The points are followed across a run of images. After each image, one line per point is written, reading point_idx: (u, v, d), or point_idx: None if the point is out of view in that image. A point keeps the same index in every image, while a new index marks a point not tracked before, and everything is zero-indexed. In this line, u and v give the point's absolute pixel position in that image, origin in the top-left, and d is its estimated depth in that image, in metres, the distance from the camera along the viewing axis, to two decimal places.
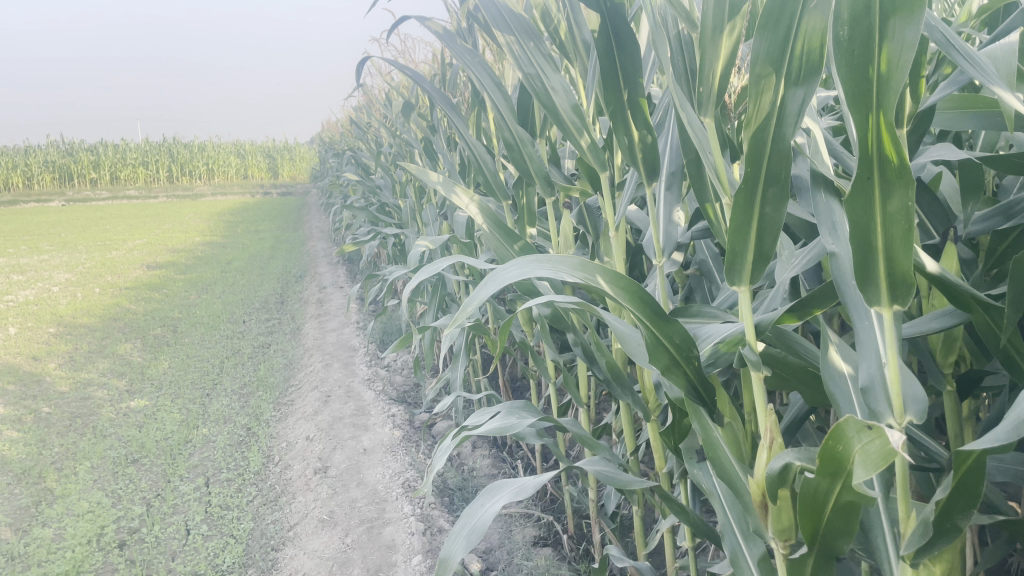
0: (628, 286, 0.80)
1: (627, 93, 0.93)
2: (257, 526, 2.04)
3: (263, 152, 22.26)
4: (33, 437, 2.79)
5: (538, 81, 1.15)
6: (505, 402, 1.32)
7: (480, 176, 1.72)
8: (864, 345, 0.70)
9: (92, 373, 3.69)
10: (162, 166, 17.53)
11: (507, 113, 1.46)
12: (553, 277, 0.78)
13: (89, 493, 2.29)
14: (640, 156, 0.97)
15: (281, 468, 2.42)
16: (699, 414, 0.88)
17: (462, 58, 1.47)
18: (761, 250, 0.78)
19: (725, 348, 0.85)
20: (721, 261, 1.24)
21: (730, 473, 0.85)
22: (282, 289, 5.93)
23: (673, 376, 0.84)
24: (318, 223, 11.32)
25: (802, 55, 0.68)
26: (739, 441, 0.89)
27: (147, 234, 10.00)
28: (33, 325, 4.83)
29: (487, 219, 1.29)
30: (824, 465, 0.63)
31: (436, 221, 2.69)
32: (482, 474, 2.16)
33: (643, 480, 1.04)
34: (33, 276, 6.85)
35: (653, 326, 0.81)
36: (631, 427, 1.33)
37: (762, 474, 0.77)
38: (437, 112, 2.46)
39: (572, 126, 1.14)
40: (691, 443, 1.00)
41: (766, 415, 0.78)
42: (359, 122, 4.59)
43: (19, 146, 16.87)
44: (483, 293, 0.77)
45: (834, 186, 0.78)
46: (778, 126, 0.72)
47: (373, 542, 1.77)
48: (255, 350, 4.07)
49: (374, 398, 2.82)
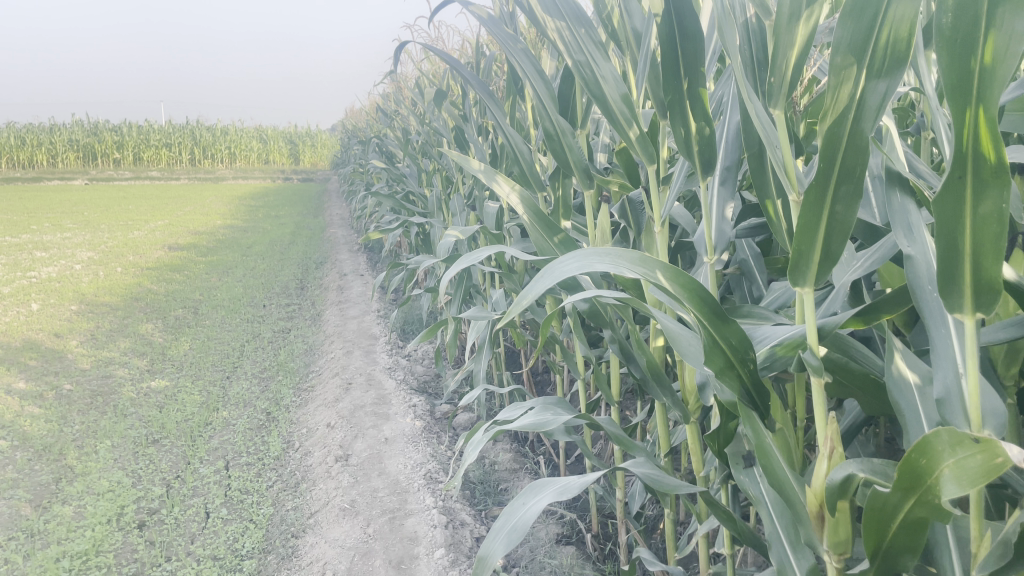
0: (689, 284, 0.76)
1: (687, 83, 0.91)
2: (277, 512, 2.02)
3: (286, 138, 22.30)
4: (54, 414, 2.80)
5: (588, 69, 1.12)
6: (539, 397, 1.29)
7: (517, 166, 1.69)
8: (939, 353, 0.67)
9: (114, 352, 3.70)
10: (185, 149, 17.60)
11: (548, 101, 1.42)
12: (612, 271, 0.75)
13: (109, 472, 2.29)
14: (697, 149, 0.93)
15: (301, 455, 2.40)
16: (752, 419, 0.84)
17: (504, 44, 1.44)
18: (829, 251, 0.74)
19: (783, 351, 0.81)
20: (763, 261, 1.19)
21: (782, 482, 0.82)
22: (302, 274, 5.92)
23: (727, 378, 0.81)
24: (338, 210, 11.32)
25: (886, 46, 0.65)
26: (790, 447, 0.85)
27: (169, 215, 10.05)
28: (55, 301, 4.86)
29: (528, 208, 1.26)
30: (902, 473, 0.60)
31: (463, 211, 2.66)
32: (504, 469, 2.14)
33: (689, 484, 0.99)
34: (55, 253, 6.89)
35: (712, 326, 0.78)
36: (665, 425, 1.28)
37: (820, 484, 0.74)
38: (470, 100, 2.42)
39: (621, 116, 1.11)
40: (737, 449, 0.97)
41: (826, 423, 0.75)
42: (386, 110, 4.57)
43: (45, 124, 16.99)
44: (539, 286, 0.74)
45: (909, 185, 0.76)
46: (855, 119, 0.68)
47: (394, 533, 1.75)
48: (275, 335, 4.06)
49: (395, 387, 2.80)
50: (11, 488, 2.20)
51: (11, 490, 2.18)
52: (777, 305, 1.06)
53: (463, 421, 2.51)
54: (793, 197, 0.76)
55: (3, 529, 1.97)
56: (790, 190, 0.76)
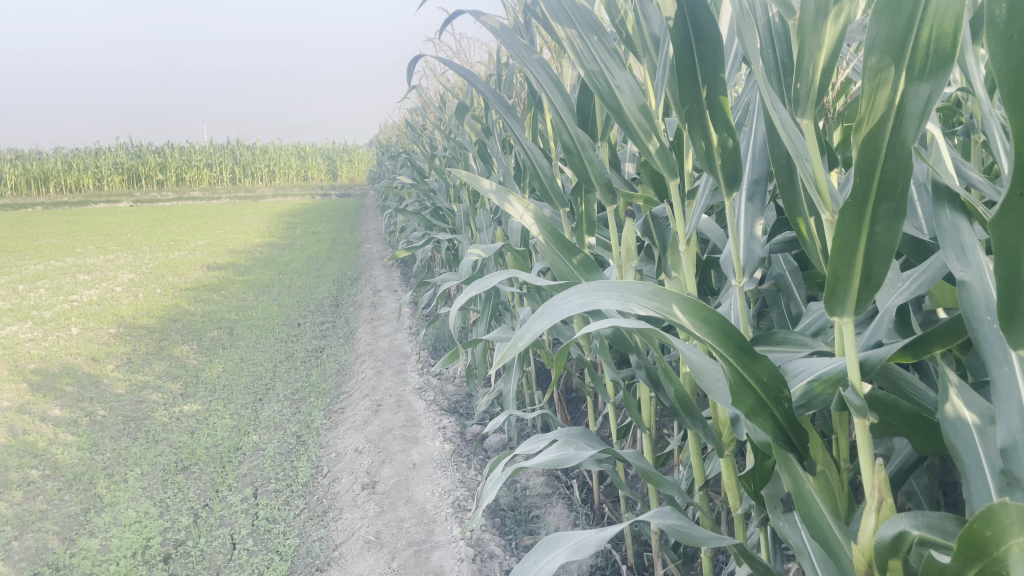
0: (708, 317, 0.68)
1: (706, 91, 0.82)
2: (302, 543, 1.97)
3: (322, 154, 22.51)
4: (87, 441, 2.79)
5: (601, 79, 1.04)
6: (561, 429, 1.21)
7: (537, 182, 1.62)
8: (1002, 395, 0.58)
9: (149, 375, 3.70)
10: (225, 168, 17.88)
11: (566, 114, 1.35)
12: (622, 308, 0.67)
13: (137, 501, 2.26)
14: (720, 163, 0.84)
15: (329, 481, 2.35)
16: (789, 463, 0.76)
17: (518, 55, 1.37)
18: (870, 276, 0.66)
19: (821, 388, 0.73)
20: (801, 275, 1.10)
21: (826, 534, 0.74)
22: (337, 291, 5.91)
23: (760, 419, 0.73)
24: (375, 224, 11.35)
25: (929, 44, 0.56)
26: (834, 492, 0.77)
27: (209, 234, 10.17)
28: (95, 324, 4.91)
29: (544, 228, 1.19)
30: (962, 547, 0.52)
31: (490, 227, 2.60)
32: (536, 494, 2.08)
33: (722, 535, 0.89)
34: (98, 275, 6.99)
35: (738, 364, 0.70)
36: (699, 456, 1.19)
37: (868, 540, 0.66)
38: (492, 113, 2.36)
39: (639, 128, 1.02)
40: (775, 491, 0.88)
41: (873, 472, 0.67)
42: (414, 124, 4.54)
43: (91, 148, 17.42)
44: (536, 326, 0.67)
45: (960, 199, 0.67)
46: (896, 127, 0.60)
47: (420, 568, 1.68)
48: (308, 354, 4.04)
49: (425, 408, 2.74)
50: (40, 520, 2.18)
51: (39, 523, 2.16)
52: (816, 327, 0.97)
53: (494, 443, 2.44)
54: (827, 216, 0.68)
55: (30, 564, 1.95)
56: (822, 210, 0.67)
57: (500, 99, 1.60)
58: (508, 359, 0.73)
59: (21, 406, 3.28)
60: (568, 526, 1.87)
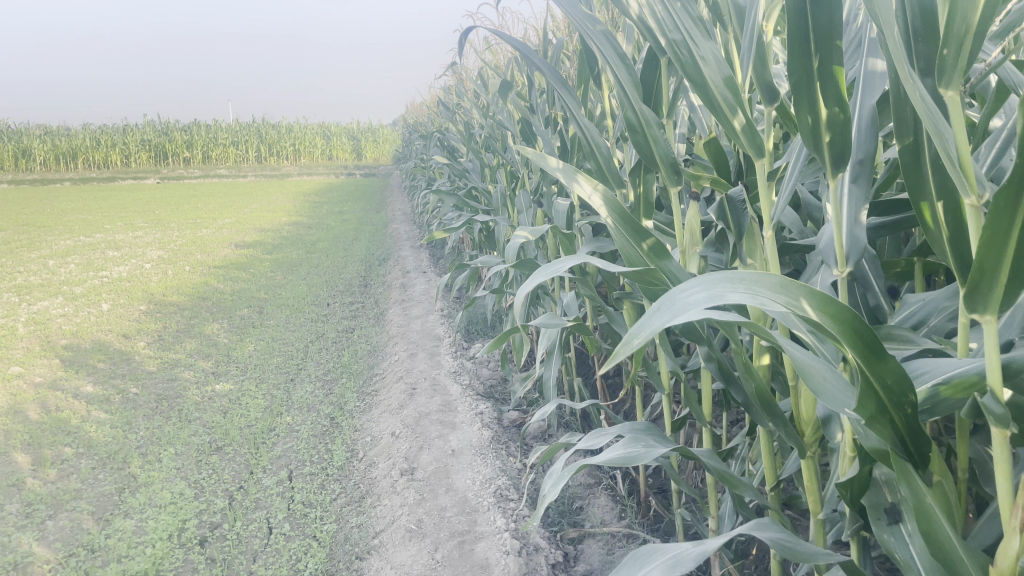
0: (839, 313, 0.61)
1: (818, 60, 0.75)
2: (341, 529, 1.93)
3: (346, 133, 22.45)
4: (120, 419, 2.77)
5: (686, 50, 0.96)
6: (626, 425, 1.15)
7: (593, 160, 1.53)
8: None
9: (180, 353, 3.67)
10: (251, 146, 17.88)
11: (631, 88, 1.27)
12: (751, 301, 0.60)
13: (172, 482, 2.23)
14: (827, 139, 0.77)
15: (365, 466, 2.30)
16: (907, 473, 0.69)
17: (583, 28, 1.30)
18: (1021, 268, 0.58)
19: (949, 392, 0.66)
20: (880, 263, 1.00)
21: (949, 551, 0.67)
22: (366, 272, 5.87)
23: (879, 427, 0.66)
24: (400, 205, 11.29)
25: None
26: (950, 505, 0.71)
27: (237, 212, 10.17)
28: (125, 301, 4.90)
29: (613, 211, 1.11)
30: None
31: (530, 209, 2.52)
32: (579, 484, 2.04)
33: (825, 552, 0.83)
34: (127, 252, 7.01)
35: (864, 366, 0.63)
36: (772, 456, 1.12)
37: (1010, 566, 0.59)
38: (536, 90, 2.28)
39: (723, 103, 0.94)
40: (877, 500, 0.80)
41: (1014, 489, 0.60)
42: (447, 102, 4.45)
43: (119, 126, 17.55)
44: (653, 322, 0.61)
45: None
46: None
47: (464, 560, 1.63)
48: (339, 335, 3.99)
49: (462, 393, 2.69)
50: (74, 500, 2.16)
51: (73, 502, 2.14)
52: (915, 320, 0.90)
53: (534, 430, 2.38)
54: (970, 202, 0.60)
55: (64, 545, 1.93)
56: (966, 194, 0.59)
57: (556, 74, 1.52)
58: (615, 363, 0.66)
59: (54, 382, 3.27)
60: (614, 518, 1.81)
